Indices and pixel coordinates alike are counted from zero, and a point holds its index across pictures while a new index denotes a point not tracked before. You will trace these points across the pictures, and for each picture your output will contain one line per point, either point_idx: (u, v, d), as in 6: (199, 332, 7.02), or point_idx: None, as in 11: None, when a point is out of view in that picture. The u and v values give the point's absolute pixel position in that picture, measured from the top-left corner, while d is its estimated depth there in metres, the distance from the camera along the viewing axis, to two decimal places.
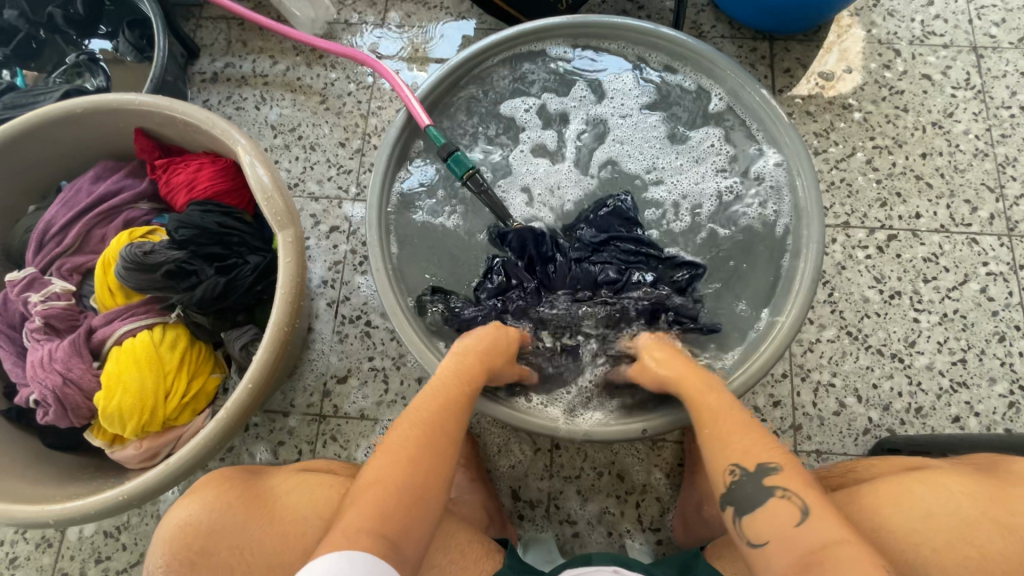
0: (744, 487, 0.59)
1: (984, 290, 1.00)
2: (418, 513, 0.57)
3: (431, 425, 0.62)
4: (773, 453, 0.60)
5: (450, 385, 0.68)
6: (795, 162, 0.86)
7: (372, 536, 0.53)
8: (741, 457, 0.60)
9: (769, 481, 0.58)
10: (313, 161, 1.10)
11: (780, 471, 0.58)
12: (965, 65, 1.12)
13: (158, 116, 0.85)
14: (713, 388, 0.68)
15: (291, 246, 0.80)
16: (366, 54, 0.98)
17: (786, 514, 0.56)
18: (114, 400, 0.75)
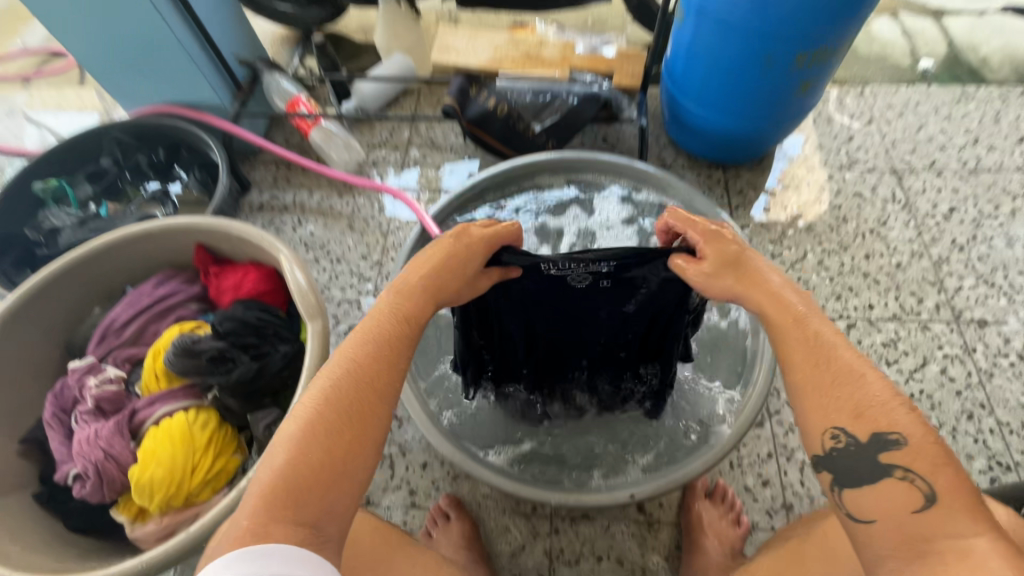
0: (850, 453, 0.56)
1: (944, 371, 1.08)
2: (338, 488, 0.54)
3: (355, 383, 0.59)
4: (909, 423, 0.54)
5: (380, 330, 0.64)
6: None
7: (289, 523, 0.50)
8: (850, 421, 0.56)
9: (886, 457, 0.54)
10: (338, 271, 1.28)
11: (902, 447, 0.53)
12: (890, 184, 1.33)
13: (217, 233, 1.03)
14: (808, 332, 0.63)
15: (318, 335, 0.92)
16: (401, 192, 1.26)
17: (902, 496, 0.52)
18: (146, 474, 0.82)
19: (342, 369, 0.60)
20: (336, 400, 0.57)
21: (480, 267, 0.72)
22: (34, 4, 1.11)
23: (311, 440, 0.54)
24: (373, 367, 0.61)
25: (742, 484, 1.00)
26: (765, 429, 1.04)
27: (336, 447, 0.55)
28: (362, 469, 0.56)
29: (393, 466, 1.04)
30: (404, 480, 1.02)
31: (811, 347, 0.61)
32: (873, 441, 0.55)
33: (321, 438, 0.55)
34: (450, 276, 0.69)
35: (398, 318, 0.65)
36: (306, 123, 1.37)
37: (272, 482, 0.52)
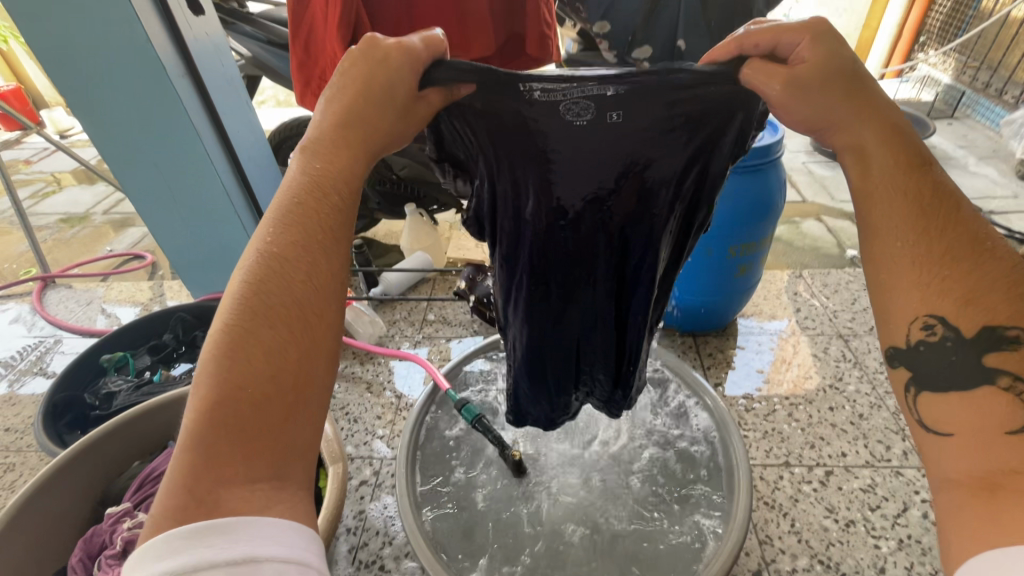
0: (941, 341, 0.56)
1: (926, 515, 1.13)
2: (295, 411, 0.54)
3: (288, 297, 0.56)
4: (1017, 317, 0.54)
5: (311, 221, 0.60)
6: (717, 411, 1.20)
7: (244, 461, 0.50)
8: (956, 309, 0.56)
9: (989, 360, 0.54)
10: (354, 429, 1.41)
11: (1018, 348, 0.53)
12: (839, 346, 1.54)
13: None
14: (919, 181, 0.59)
15: (336, 478, 1.02)
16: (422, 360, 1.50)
17: (996, 409, 0.53)
18: None
19: (252, 274, 0.56)
20: (256, 311, 0.55)
21: (414, 91, 0.65)
22: (152, 221, 1.48)
23: (231, 363, 0.53)
24: (290, 256, 0.58)
25: None
26: None
27: (265, 357, 0.54)
28: (314, 368, 0.56)
29: None
30: None
31: (913, 196, 0.59)
32: (986, 337, 0.55)
33: (253, 361, 0.53)
34: (383, 113, 0.64)
35: (308, 189, 0.61)
36: None
37: (199, 428, 0.50)
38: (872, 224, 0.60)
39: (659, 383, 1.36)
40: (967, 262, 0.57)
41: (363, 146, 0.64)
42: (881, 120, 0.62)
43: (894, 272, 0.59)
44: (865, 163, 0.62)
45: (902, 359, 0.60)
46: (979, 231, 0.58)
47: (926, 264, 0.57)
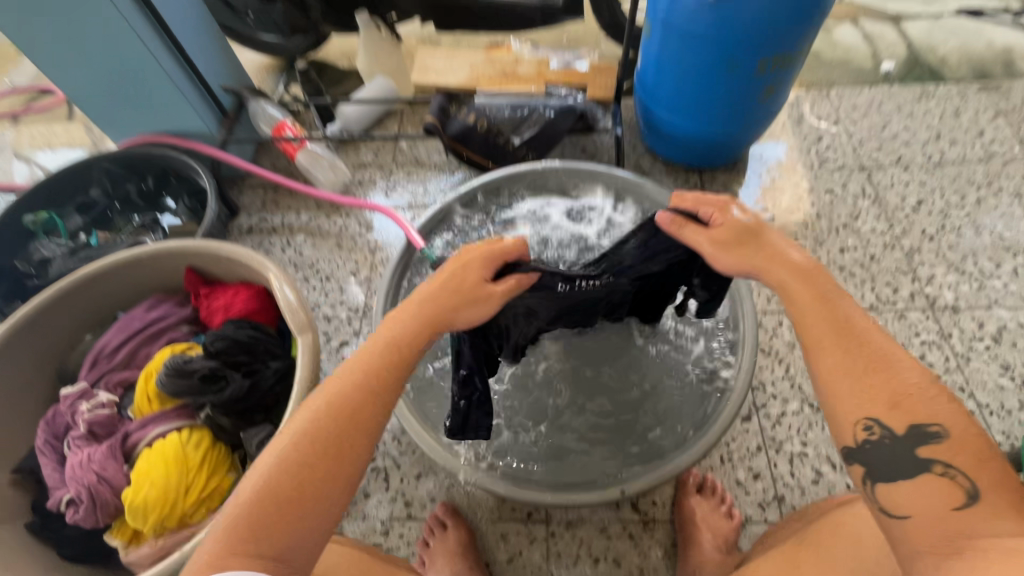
0: (886, 444, 0.55)
1: (922, 358, 1.11)
2: (313, 506, 0.55)
3: (353, 409, 0.60)
4: (939, 414, 0.54)
5: (390, 348, 0.66)
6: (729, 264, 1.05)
7: (255, 543, 0.51)
8: (887, 412, 0.56)
9: (924, 449, 0.54)
10: (328, 288, 1.30)
11: (946, 434, 0.53)
12: (859, 181, 1.38)
13: (206, 256, 1.06)
14: (831, 293, 0.66)
15: (308, 349, 0.94)
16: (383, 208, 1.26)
17: (944, 495, 0.52)
18: (140, 494, 0.82)
19: (342, 382, 0.62)
20: (333, 417, 0.59)
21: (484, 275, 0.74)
22: (28, 46, 1.15)
23: (290, 454, 0.56)
24: (375, 383, 0.63)
25: (734, 478, 1.01)
26: (753, 423, 1.06)
27: (313, 453, 0.57)
28: (344, 466, 0.57)
29: (388, 479, 1.04)
30: (399, 492, 1.03)
31: (819, 301, 0.65)
32: (913, 434, 0.54)
33: (303, 458, 0.56)
34: (461, 297, 0.71)
35: (386, 331, 0.68)
36: (292, 146, 1.41)
37: (244, 501, 0.54)
38: (810, 339, 0.63)
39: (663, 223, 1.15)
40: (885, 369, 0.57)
41: (440, 304, 0.70)
42: (797, 262, 0.69)
43: (840, 375, 0.59)
44: (788, 300, 0.67)
45: (868, 458, 0.57)
46: (885, 347, 0.59)
47: (868, 368, 0.58)
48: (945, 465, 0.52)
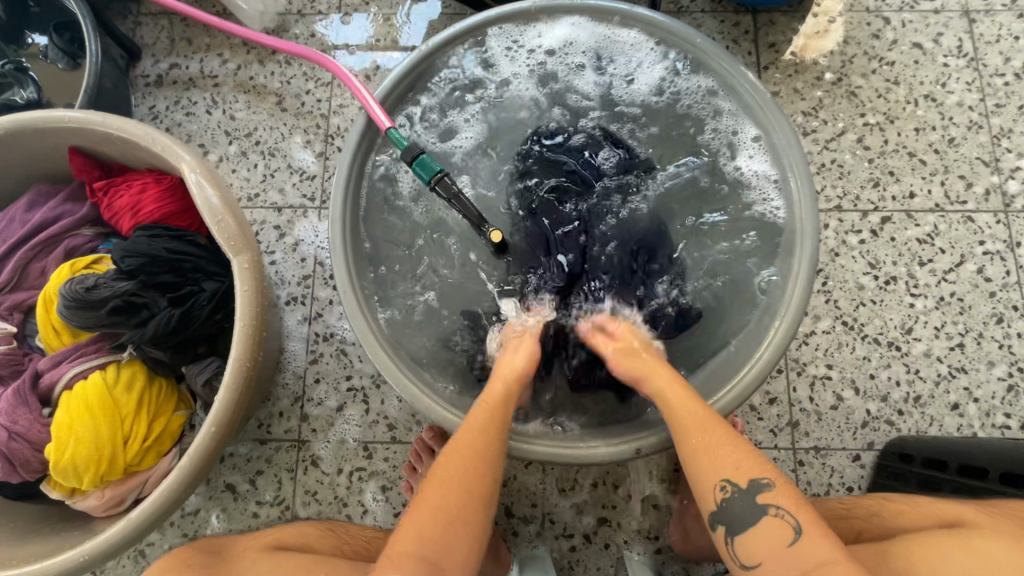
0: (736, 503, 0.58)
1: (980, 271, 0.96)
2: (455, 531, 0.57)
3: (473, 444, 0.62)
4: (768, 469, 0.59)
5: (488, 410, 0.66)
6: (790, 161, 0.77)
7: (412, 560, 0.55)
8: (733, 473, 0.59)
9: (762, 498, 0.57)
10: (273, 167, 1.03)
11: (771, 488, 0.57)
12: (957, 30, 1.06)
13: (91, 133, 0.77)
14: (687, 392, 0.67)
15: (247, 272, 0.73)
16: (314, 53, 0.89)
17: (778, 533, 0.55)
18: (66, 453, 0.69)
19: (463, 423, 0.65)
20: (461, 450, 0.62)
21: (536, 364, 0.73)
22: None
23: (433, 487, 0.60)
24: (486, 422, 0.65)
25: (748, 402, 0.93)
26: None
27: (447, 485, 0.60)
28: (474, 497, 0.60)
29: (368, 400, 0.94)
30: (382, 414, 0.93)
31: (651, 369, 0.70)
32: (751, 488, 0.58)
33: (444, 489, 0.59)
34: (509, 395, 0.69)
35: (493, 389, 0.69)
36: None
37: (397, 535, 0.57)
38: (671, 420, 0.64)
39: (707, 93, 0.84)
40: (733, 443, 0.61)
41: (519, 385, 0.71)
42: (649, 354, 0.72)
43: (692, 462, 0.61)
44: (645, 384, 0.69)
45: (722, 520, 0.59)
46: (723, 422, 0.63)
47: (705, 449, 0.61)
48: (780, 508, 0.56)
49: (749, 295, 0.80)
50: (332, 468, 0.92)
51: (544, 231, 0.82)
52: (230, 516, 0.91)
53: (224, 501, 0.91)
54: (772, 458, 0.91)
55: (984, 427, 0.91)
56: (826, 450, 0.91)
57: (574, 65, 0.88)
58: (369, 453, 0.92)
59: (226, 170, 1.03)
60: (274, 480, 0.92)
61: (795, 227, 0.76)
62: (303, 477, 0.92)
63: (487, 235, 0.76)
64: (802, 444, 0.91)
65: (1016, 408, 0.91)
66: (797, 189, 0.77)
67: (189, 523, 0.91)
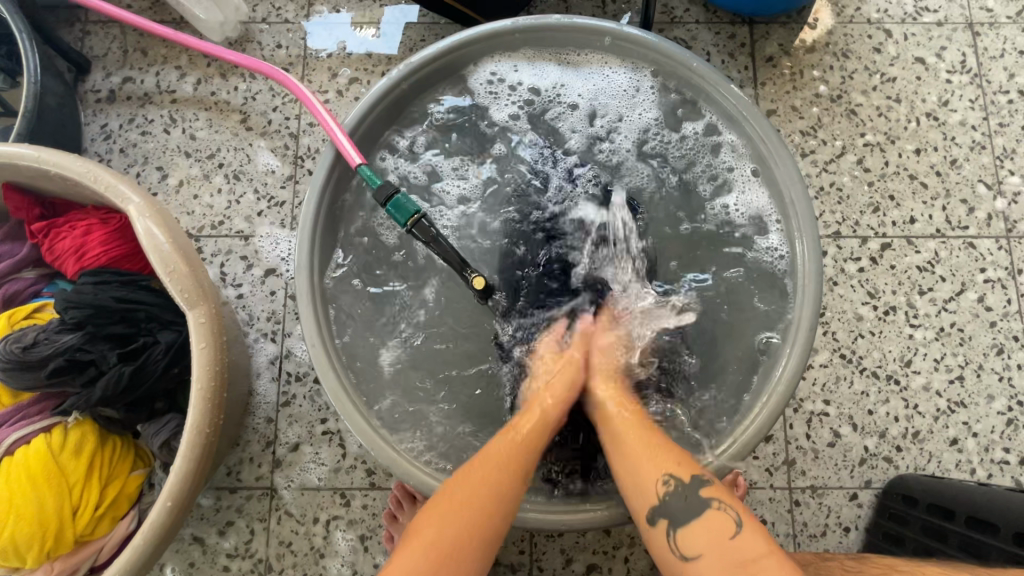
0: (677, 499, 0.55)
1: (981, 300, 0.93)
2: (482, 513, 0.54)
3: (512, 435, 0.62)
4: (704, 466, 0.57)
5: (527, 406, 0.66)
6: (800, 219, 0.74)
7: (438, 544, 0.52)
8: (674, 468, 0.57)
9: (703, 491, 0.55)
10: (239, 192, 0.95)
11: (711, 482, 0.56)
12: (961, 44, 1.01)
13: (27, 168, 0.69)
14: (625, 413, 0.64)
15: (204, 327, 0.67)
16: (273, 70, 0.81)
17: (721, 525, 0.53)
18: (8, 529, 0.63)
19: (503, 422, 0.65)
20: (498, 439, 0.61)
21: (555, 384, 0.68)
22: None
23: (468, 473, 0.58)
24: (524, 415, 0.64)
25: None
26: None
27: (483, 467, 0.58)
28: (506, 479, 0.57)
29: (345, 444, 0.88)
30: (359, 459, 0.88)
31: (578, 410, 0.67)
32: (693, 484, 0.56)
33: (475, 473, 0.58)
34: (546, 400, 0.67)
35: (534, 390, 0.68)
36: None
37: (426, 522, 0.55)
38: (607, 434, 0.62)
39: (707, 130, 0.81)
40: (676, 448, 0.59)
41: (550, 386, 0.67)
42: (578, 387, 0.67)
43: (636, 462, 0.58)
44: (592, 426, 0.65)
45: (665, 515, 0.55)
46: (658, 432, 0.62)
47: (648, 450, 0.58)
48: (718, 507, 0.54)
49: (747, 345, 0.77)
50: (306, 517, 0.87)
51: (531, 270, 0.77)
52: (200, 570, 0.86)
53: (192, 554, 0.86)
54: (768, 498, 0.88)
55: (983, 462, 0.88)
56: (823, 489, 0.88)
57: (565, 92, 0.83)
58: (346, 500, 0.87)
59: (187, 196, 0.96)
60: (245, 531, 0.86)
61: (797, 283, 0.73)
62: (276, 527, 0.86)
63: (469, 280, 0.71)
64: (798, 484, 0.88)
65: (1016, 443, 0.89)
66: (801, 249, 0.74)
67: None
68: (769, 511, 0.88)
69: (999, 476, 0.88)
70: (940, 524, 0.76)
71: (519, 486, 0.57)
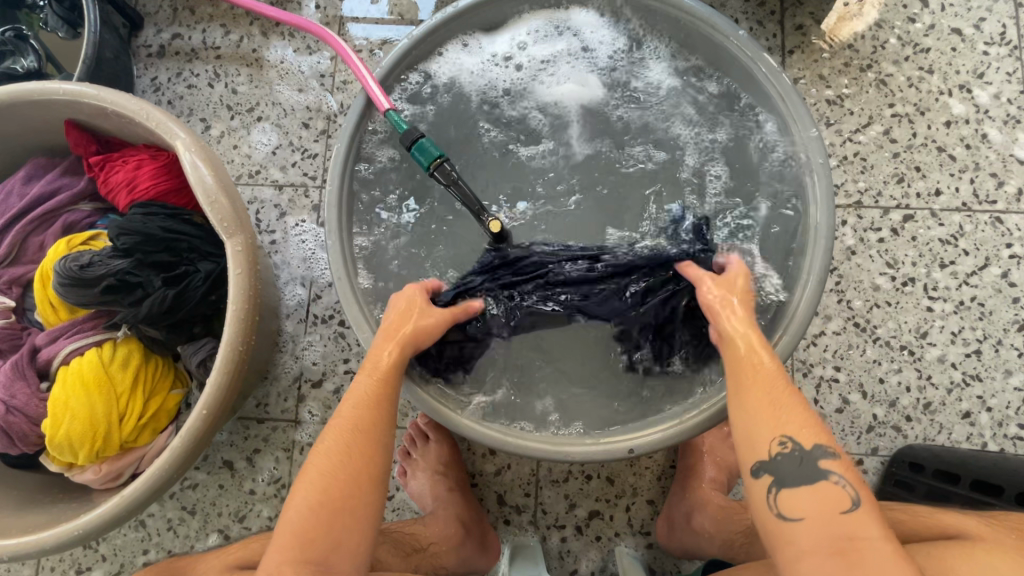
0: (792, 461, 0.52)
1: (1005, 275, 0.92)
2: (342, 519, 0.55)
3: (364, 424, 0.59)
4: (828, 436, 0.53)
5: (373, 391, 0.61)
6: (812, 160, 0.73)
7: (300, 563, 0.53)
8: (796, 430, 0.53)
9: (823, 463, 0.52)
10: (275, 145, 1.01)
11: (833, 455, 0.52)
12: (1002, 15, 0.98)
13: (87, 106, 0.75)
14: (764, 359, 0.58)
15: (241, 255, 0.72)
16: (299, 17, 0.82)
17: (832, 500, 0.51)
18: (62, 428, 0.70)
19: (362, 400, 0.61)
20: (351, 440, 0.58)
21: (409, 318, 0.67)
22: None
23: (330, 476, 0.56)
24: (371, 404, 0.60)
25: None
26: None
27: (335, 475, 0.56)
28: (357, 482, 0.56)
29: None
30: None
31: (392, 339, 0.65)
32: (811, 451, 0.52)
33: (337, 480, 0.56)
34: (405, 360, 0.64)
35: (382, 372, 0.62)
36: None
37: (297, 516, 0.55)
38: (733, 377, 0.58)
39: (730, 90, 0.81)
40: (779, 401, 0.54)
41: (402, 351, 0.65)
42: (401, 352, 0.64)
43: (746, 411, 0.55)
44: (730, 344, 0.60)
45: (771, 470, 0.53)
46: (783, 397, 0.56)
47: (765, 402, 0.55)
48: (840, 477, 0.51)
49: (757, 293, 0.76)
50: None
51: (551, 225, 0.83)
52: (228, 492, 0.92)
53: (222, 477, 0.93)
54: None
55: (995, 437, 0.88)
56: None
57: (586, 50, 0.85)
58: None
59: (227, 146, 1.01)
60: (271, 459, 0.93)
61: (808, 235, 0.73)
62: (299, 457, 0.92)
63: (485, 225, 0.74)
64: None
65: None
66: (813, 188, 0.72)
67: (188, 497, 0.93)
68: None
69: (1011, 451, 0.87)
70: (947, 489, 0.77)
71: (357, 489, 0.56)
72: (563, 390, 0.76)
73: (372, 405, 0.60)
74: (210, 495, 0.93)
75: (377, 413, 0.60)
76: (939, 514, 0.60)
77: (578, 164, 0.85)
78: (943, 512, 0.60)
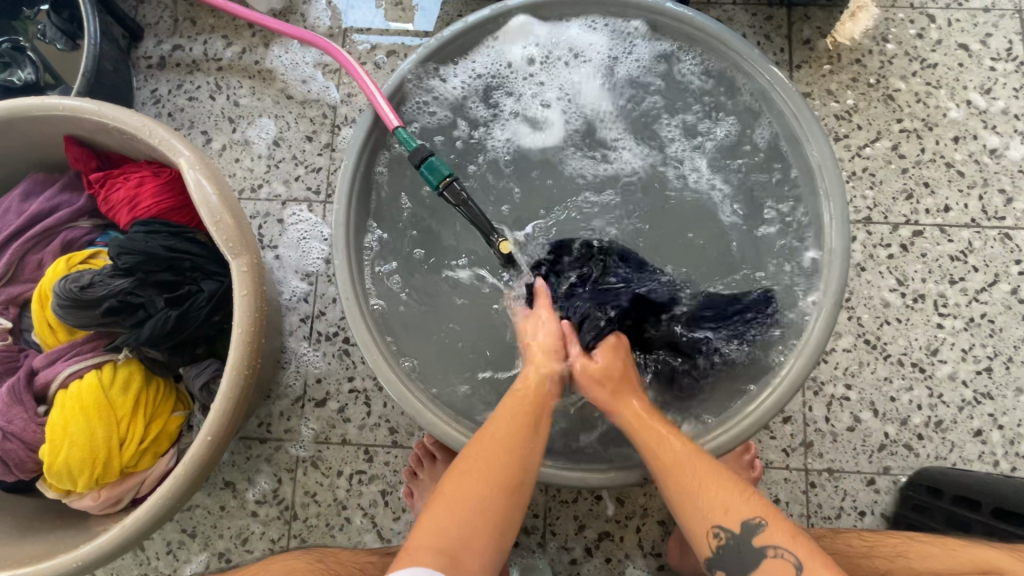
0: (731, 550, 0.56)
1: (1015, 292, 0.91)
2: (481, 521, 0.55)
3: (514, 436, 0.60)
4: (756, 505, 0.57)
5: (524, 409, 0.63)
6: (826, 179, 0.72)
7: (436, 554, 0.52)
8: (724, 516, 0.56)
9: (758, 540, 0.55)
10: (278, 158, 0.99)
11: (765, 526, 0.55)
12: (1007, 31, 0.99)
13: (88, 122, 0.73)
14: (670, 444, 0.61)
15: (246, 275, 0.70)
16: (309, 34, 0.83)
17: (778, 573, 0.54)
18: (61, 454, 0.68)
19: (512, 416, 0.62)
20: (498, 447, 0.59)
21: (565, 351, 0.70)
22: None
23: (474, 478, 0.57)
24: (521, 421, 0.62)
25: None
26: None
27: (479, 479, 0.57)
28: (499, 486, 0.57)
29: (370, 402, 0.92)
30: (383, 418, 0.91)
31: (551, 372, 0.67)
32: (745, 529, 0.56)
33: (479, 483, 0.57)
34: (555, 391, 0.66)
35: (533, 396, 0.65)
36: None
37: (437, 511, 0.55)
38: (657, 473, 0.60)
39: (742, 105, 0.81)
40: (699, 492, 0.58)
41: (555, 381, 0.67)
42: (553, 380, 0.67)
43: (681, 509, 0.58)
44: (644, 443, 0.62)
45: (718, 565, 0.56)
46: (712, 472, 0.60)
47: (693, 492, 0.58)
48: (780, 546, 0.55)
49: (770, 313, 0.75)
50: (331, 470, 0.90)
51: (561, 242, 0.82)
52: (230, 513, 0.90)
53: (223, 499, 0.91)
54: (783, 478, 0.88)
55: (1007, 455, 0.87)
56: (840, 472, 0.88)
57: (597, 66, 0.84)
58: (369, 456, 0.90)
59: (229, 159, 1.00)
60: (274, 479, 0.91)
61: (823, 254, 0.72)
62: (302, 478, 0.90)
63: (495, 246, 0.74)
64: (815, 466, 0.88)
65: None
66: (827, 206, 0.72)
67: (188, 519, 0.90)
68: (784, 491, 0.88)
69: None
70: (965, 515, 0.76)
71: (501, 493, 0.56)
72: (575, 411, 0.75)
73: (523, 422, 0.62)
74: (211, 518, 0.90)
75: (527, 429, 0.61)
76: (970, 551, 0.60)
77: (589, 181, 0.84)
78: (974, 547, 0.60)
